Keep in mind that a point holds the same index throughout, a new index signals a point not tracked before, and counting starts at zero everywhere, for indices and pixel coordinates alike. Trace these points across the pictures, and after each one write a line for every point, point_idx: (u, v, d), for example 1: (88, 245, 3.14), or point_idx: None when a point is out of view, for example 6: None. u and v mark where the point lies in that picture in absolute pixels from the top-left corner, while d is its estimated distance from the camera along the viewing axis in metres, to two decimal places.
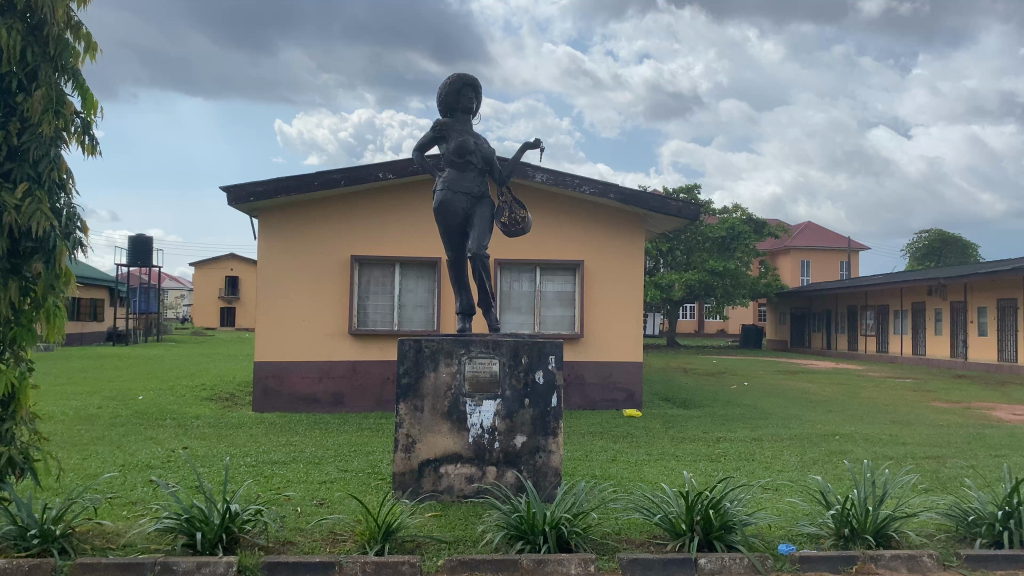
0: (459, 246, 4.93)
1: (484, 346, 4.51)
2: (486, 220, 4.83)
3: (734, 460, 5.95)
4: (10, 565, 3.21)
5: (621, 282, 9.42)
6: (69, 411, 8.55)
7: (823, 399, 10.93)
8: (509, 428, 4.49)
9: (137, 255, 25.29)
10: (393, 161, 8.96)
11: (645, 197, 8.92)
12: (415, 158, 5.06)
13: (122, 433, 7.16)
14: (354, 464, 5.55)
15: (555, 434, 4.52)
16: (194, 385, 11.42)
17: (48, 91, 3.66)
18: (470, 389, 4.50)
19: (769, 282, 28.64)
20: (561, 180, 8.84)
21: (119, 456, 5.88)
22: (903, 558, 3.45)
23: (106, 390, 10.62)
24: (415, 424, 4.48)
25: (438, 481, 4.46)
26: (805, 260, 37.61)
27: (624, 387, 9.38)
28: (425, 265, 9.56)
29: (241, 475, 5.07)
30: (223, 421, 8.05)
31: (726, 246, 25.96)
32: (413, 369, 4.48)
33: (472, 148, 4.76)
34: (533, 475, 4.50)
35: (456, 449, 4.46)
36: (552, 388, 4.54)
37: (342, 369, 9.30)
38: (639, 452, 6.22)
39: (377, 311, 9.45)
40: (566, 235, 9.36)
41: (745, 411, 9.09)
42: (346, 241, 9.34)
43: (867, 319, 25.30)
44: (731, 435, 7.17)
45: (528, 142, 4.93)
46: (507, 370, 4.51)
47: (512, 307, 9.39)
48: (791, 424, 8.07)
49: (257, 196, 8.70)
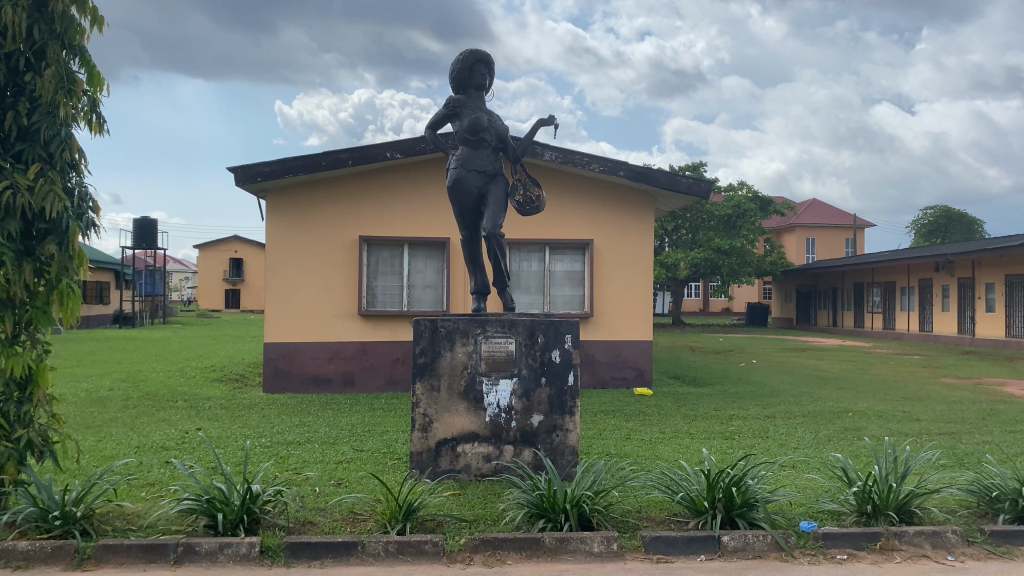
0: (473, 225, 4.88)
1: (500, 325, 4.49)
2: (500, 199, 4.78)
3: (749, 438, 5.94)
4: (33, 548, 3.22)
5: (632, 260, 9.38)
6: (80, 393, 8.57)
7: (834, 376, 10.93)
8: (526, 407, 4.48)
9: (143, 238, 25.29)
10: (401, 140, 8.89)
11: (655, 174, 8.84)
12: (427, 137, 5.00)
13: (135, 415, 7.18)
14: (369, 444, 5.55)
15: (571, 412, 4.51)
16: (203, 367, 11.45)
17: (57, 69, 3.62)
18: (487, 368, 4.47)
19: (775, 261, 28.58)
20: (570, 158, 8.78)
21: (133, 437, 5.89)
22: (927, 535, 3.44)
23: (116, 372, 10.67)
24: (431, 403, 4.46)
25: (455, 460, 4.45)
26: (811, 238, 37.51)
27: (635, 366, 9.37)
28: (433, 245, 9.52)
29: (258, 456, 5.07)
30: (234, 403, 8.06)
31: (732, 225, 25.92)
32: (429, 349, 4.45)
33: (486, 126, 4.71)
34: (550, 454, 4.49)
35: (473, 428, 4.46)
36: (568, 366, 4.52)
37: (352, 349, 9.30)
38: (653, 430, 6.21)
39: (386, 292, 9.42)
40: (575, 214, 9.32)
41: (756, 388, 9.08)
42: (354, 222, 9.30)
43: (873, 296, 25.25)
44: (744, 413, 7.17)
45: (541, 119, 4.88)
46: (523, 350, 4.49)
47: (521, 287, 9.37)
48: (803, 401, 8.06)
49: (264, 176, 8.65)
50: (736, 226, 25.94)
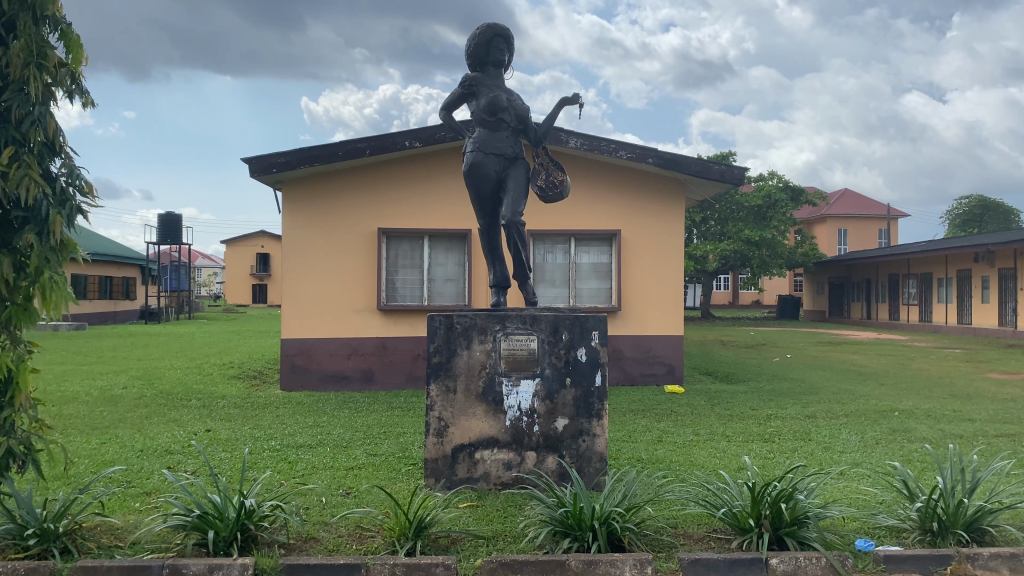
0: (492, 213, 4.52)
1: (521, 322, 4.14)
2: (520, 184, 4.41)
3: (790, 441, 5.54)
4: (4, 570, 2.94)
5: (661, 252, 8.97)
6: (93, 391, 8.37)
7: (873, 371, 10.45)
8: (549, 410, 4.12)
9: (169, 233, 25.26)
10: (420, 128, 8.55)
11: (686, 161, 8.41)
12: (441, 119, 4.64)
13: (145, 414, 6.93)
14: (384, 447, 5.23)
15: (599, 416, 4.15)
16: (221, 363, 11.21)
17: (28, 43, 3.32)
18: (506, 367, 4.13)
19: (807, 252, 27.95)
20: (596, 144, 8.40)
21: (139, 440, 5.64)
22: (1004, 557, 3.04)
23: (132, 369, 10.49)
24: (447, 407, 4.12)
25: (473, 468, 4.11)
26: (842, 229, 36.76)
27: (665, 362, 8.98)
28: (454, 238, 9.18)
29: (264, 463, 4.78)
30: (249, 401, 7.78)
31: (762, 215, 25.54)
32: (444, 347, 4.11)
33: (505, 105, 4.35)
34: (576, 461, 4.13)
35: (492, 432, 4.11)
36: (596, 366, 4.15)
37: (371, 345, 9.00)
38: (687, 432, 5.82)
39: (406, 286, 9.10)
40: (601, 204, 8.93)
41: (793, 385, 8.66)
42: (373, 213, 8.99)
43: (909, 287, 24.55)
44: (783, 412, 6.75)
45: (565, 98, 4.50)
46: (547, 348, 4.13)
47: (545, 280, 9.01)
48: (844, 399, 7.63)
49: (279, 166, 8.35)
50: (767, 217, 25.58)
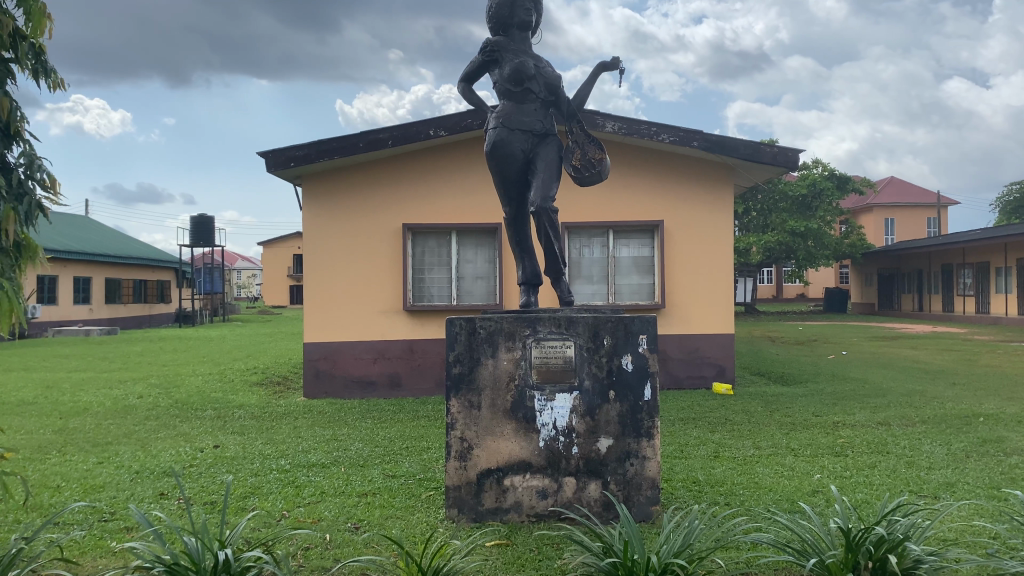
0: (519, 199, 3.90)
1: (554, 325, 3.53)
2: (552, 165, 3.79)
3: (866, 455, 4.84)
4: None
5: (709, 245, 8.28)
6: (107, 401, 7.94)
7: (941, 369, 9.61)
8: (590, 429, 3.50)
9: (201, 235, 25.04)
10: (445, 115, 7.96)
11: (735, 144, 7.72)
12: (459, 92, 4.05)
13: (154, 428, 6.45)
14: (404, 467, 4.63)
15: (649, 435, 3.51)
16: (244, 368, 10.75)
17: None
18: (539, 379, 3.52)
19: (854, 243, 26.91)
20: (634, 128, 7.75)
21: (138, 459, 5.13)
22: None
23: (153, 375, 10.08)
24: (470, 425, 3.53)
25: (502, 497, 3.52)
26: (889, 218, 35.50)
27: (714, 362, 8.29)
28: (484, 232, 8.58)
29: (266, 488, 4.23)
30: (267, 412, 7.26)
31: (807, 206, 24.58)
32: (466, 356, 3.53)
33: (533, 73, 3.74)
34: (623, 488, 3.51)
35: (524, 456, 3.52)
36: (644, 376, 3.52)
37: (398, 349, 8.45)
38: (746, 445, 5.16)
39: (434, 284, 8.53)
40: (641, 193, 8.29)
41: (857, 386, 7.91)
42: (397, 209, 8.44)
43: (964, 277, 23.39)
44: (851, 420, 6.05)
45: (603, 63, 3.88)
46: (586, 355, 3.51)
47: (582, 276, 8.39)
48: (916, 402, 6.89)
49: (297, 160, 7.82)
50: (812, 207, 24.62)
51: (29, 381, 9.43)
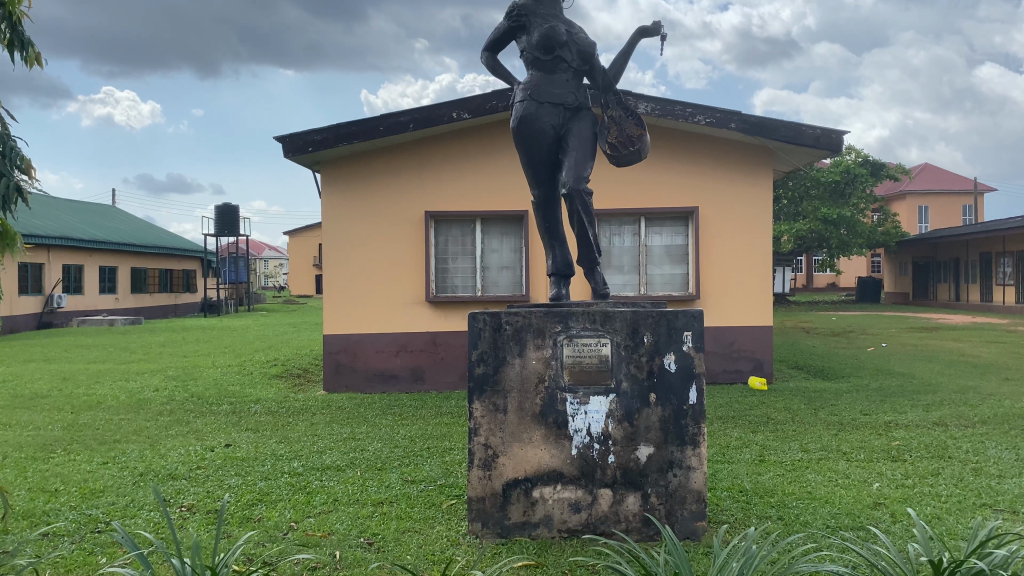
0: (549, 180, 3.54)
1: (589, 320, 3.18)
2: (586, 142, 3.43)
3: (926, 460, 4.44)
4: None
5: (746, 233, 7.86)
6: (121, 395, 7.70)
7: (990, 363, 9.10)
8: (628, 437, 3.15)
9: (225, 224, 24.91)
10: (468, 97, 7.60)
11: (775, 125, 7.28)
12: (484, 63, 3.70)
13: (166, 424, 6.18)
14: (425, 471, 4.30)
15: (695, 442, 3.15)
16: (264, 360, 10.51)
17: None
18: (571, 380, 3.17)
19: (888, 231, 26.21)
20: (668, 109, 7.35)
21: (145, 459, 4.85)
22: None
23: (171, 367, 9.85)
24: (495, 431, 3.19)
25: (531, 510, 3.18)
26: (924, 205, 34.64)
27: (752, 356, 7.89)
28: (510, 220, 8.22)
29: (276, 494, 3.92)
30: (284, 407, 6.98)
31: (840, 192, 23.88)
32: (490, 355, 3.18)
33: (565, 39, 3.37)
34: (664, 502, 3.16)
35: (554, 465, 3.17)
36: (688, 377, 3.15)
37: (421, 341, 8.14)
38: (793, 448, 4.78)
39: (457, 275, 8.20)
40: (673, 179, 7.88)
41: (905, 382, 7.46)
42: (419, 196, 8.11)
43: (1004, 266, 22.60)
44: (903, 419, 5.63)
45: (643, 29, 3.51)
46: (623, 354, 3.15)
47: (612, 266, 8.02)
48: (971, 399, 6.44)
49: (315, 145, 7.50)
50: (845, 194, 23.87)
51: (46, 372, 9.25)
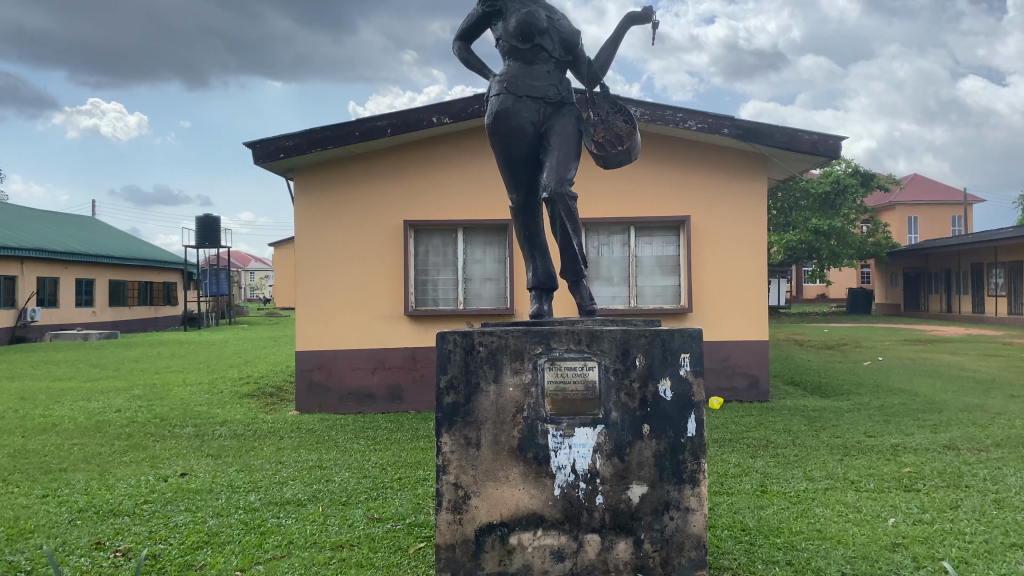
0: (529, 183, 3.16)
1: (573, 341, 2.80)
2: (569, 140, 3.05)
3: (943, 491, 4.06)
4: None
5: (740, 243, 7.51)
6: (80, 416, 7.25)
7: (993, 379, 8.75)
8: (619, 474, 2.76)
9: (207, 236, 24.42)
10: (449, 100, 7.22)
11: (770, 130, 6.95)
12: (455, 54, 3.32)
13: (121, 450, 5.74)
14: (394, 507, 3.89)
15: (693, 481, 2.76)
16: (237, 377, 10.05)
17: None
18: (553, 410, 2.79)
19: (878, 241, 25.98)
20: (658, 114, 7.00)
21: (88, 492, 4.42)
22: None
23: (139, 386, 9.38)
24: (467, 468, 2.80)
25: (508, 558, 2.78)
26: (913, 216, 34.51)
27: (746, 372, 7.52)
28: (493, 230, 7.84)
29: (225, 536, 3.50)
30: (252, 429, 6.55)
31: (830, 203, 23.36)
32: (462, 381, 2.80)
33: (545, 26, 3.02)
34: (660, 549, 2.76)
35: (533, 507, 2.78)
36: (685, 406, 2.77)
37: (399, 358, 7.73)
38: (797, 477, 4.40)
39: (438, 287, 7.80)
40: (663, 187, 7.53)
41: (908, 400, 7.09)
42: (397, 204, 7.72)
43: (995, 277, 22.36)
44: (911, 442, 5.26)
45: (632, 15, 3.16)
46: (612, 380, 2.77)
47: (601, 278, 7.64)
48: (980, 419, 6.07)
49: (288, 151, 7.10)
50: (835, 205, 23.37)
51: (6, 392, 8.77)
